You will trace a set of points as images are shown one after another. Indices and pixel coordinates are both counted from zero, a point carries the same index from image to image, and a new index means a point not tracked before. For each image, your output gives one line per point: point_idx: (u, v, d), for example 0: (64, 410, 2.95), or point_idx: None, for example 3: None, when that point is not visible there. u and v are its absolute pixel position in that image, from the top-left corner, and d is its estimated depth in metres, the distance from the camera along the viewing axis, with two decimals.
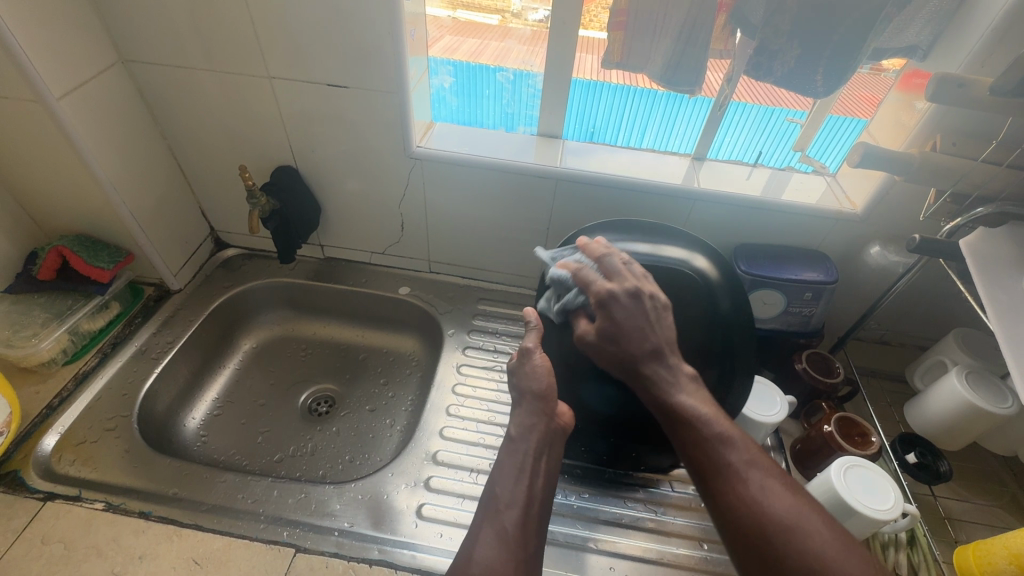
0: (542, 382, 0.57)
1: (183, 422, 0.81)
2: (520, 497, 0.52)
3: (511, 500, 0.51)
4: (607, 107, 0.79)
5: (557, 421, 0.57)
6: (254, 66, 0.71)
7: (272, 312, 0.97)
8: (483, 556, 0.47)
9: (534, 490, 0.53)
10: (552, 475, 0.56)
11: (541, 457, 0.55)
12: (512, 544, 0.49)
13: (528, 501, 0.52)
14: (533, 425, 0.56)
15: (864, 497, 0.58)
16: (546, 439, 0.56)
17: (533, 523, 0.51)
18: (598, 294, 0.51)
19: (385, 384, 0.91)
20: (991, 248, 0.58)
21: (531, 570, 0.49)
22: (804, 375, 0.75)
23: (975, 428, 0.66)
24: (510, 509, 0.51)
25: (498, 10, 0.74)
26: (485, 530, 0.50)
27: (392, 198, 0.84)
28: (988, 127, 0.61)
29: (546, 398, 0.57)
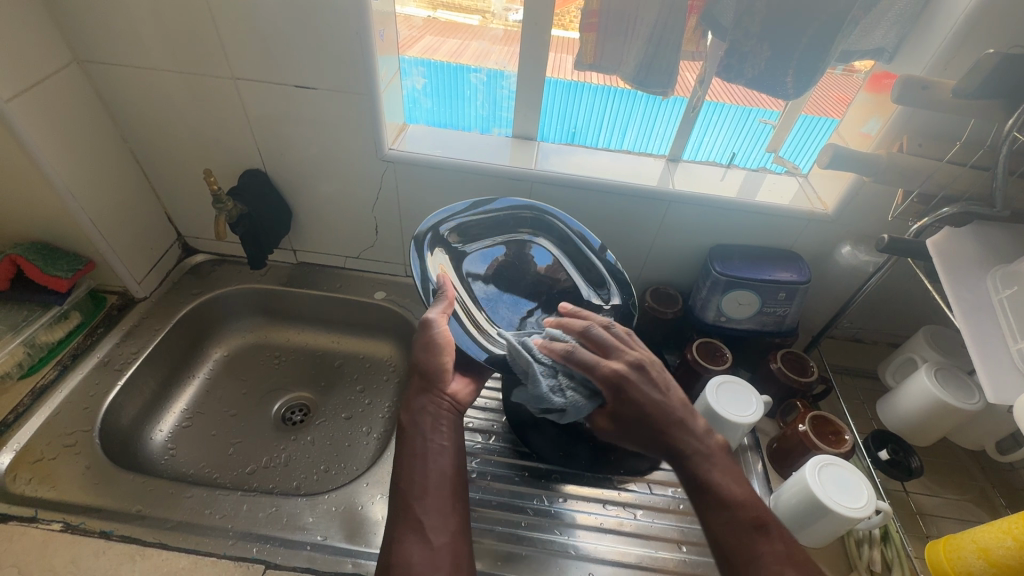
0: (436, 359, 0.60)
1: (150, 434, 0.78)
2: (430, 481, 0.52)
3: (422, 489, 0.52)
4: (589, 106, 0.78)
5: (452, 399, 0.59)
6: (218, 67, 0.68)
7: (244, 320, 0.94)
8: (404, 555, 0.47)
9: (443, 465, 0.54)
10: (458, 447, 0.56)
11: (437, 435, 0.56)
12: (429, 533, 0.49)
13: (429, 475, 0.53)
14: (425, 407, 0.58)
15: (839, 496, 0.59)
16: (441, 416, 0.58)
17: (451, 498, 0.52)
18: (605, 375, 0.55)
19: (361, 391, 0.90)
20: (958, 248, 0.59)
21: (462, 554, 0.49)
22: (779, 374, 0.75)
23: (943, 424, 0.67)
24: (422, 496, 0.51)
25: (478, 9, 0.74)
26: (404, 526, 0.49)
27: (364, 201, 0.83)
28: (953, 129, 0.62)
29: (434, 378, 0.59)
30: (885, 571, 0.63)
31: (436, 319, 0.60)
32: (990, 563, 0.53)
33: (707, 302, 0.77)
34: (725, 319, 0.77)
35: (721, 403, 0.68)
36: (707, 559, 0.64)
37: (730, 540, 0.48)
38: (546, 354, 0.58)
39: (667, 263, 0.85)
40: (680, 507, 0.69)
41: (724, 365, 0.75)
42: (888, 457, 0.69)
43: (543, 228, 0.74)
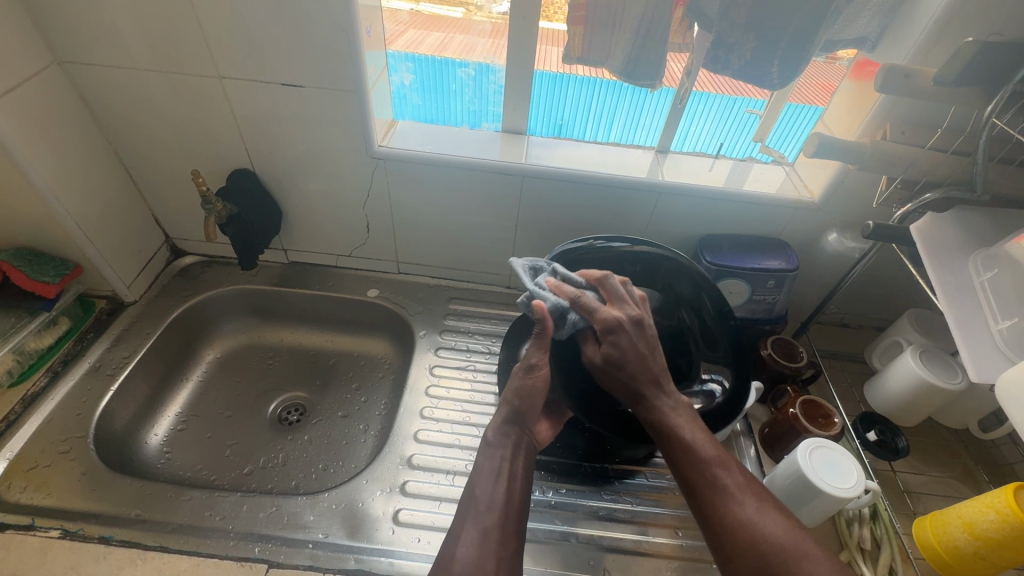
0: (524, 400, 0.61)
1: (145, 439, 0.78)
2: (498, 499, 0.54)
3: (489, 501, 0.54)
4: (574, 99, 0.78)
5: (533, 436, 0.62)
6: (202, 66, 0.67)
7: (236, 320, 0.94)
8: (464, 555, 0.49)
9: (512, 491, 0.56)
10: (529, 477, 0.58)
11: (516, 460, 0.58)
12: (492, 543, 0.51)
13: (502, 494, 0.55)
14: (514, 431, 0.61)
15: (828, 477, 0.61)
16: (523, 450, 0.60)
17: (514, 521, 0.53)
18: (604, 319, 0.54)
19: (357, 389, 0.90)
20: (939, 233, 0.60)
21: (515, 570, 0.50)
22: (770, 361, 0.76)
23: (928, 404, 0.69)
24: (488, 509, 0.53)
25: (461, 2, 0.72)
26: (467, 529, 0.52)
27: (356, 199, 0.82)
28: (934, 117, 0.63)
29: (523, 419, 0.62)
30: (875, 548, 0.64)
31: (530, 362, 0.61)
32: (975, 536, 0.55)
33: None
34: None
35: None
36: (704, 543, 0.66)
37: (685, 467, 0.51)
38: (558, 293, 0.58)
39: None
40: (677, 493, 0.70)
41: None
42: (877, 438, 0.71)
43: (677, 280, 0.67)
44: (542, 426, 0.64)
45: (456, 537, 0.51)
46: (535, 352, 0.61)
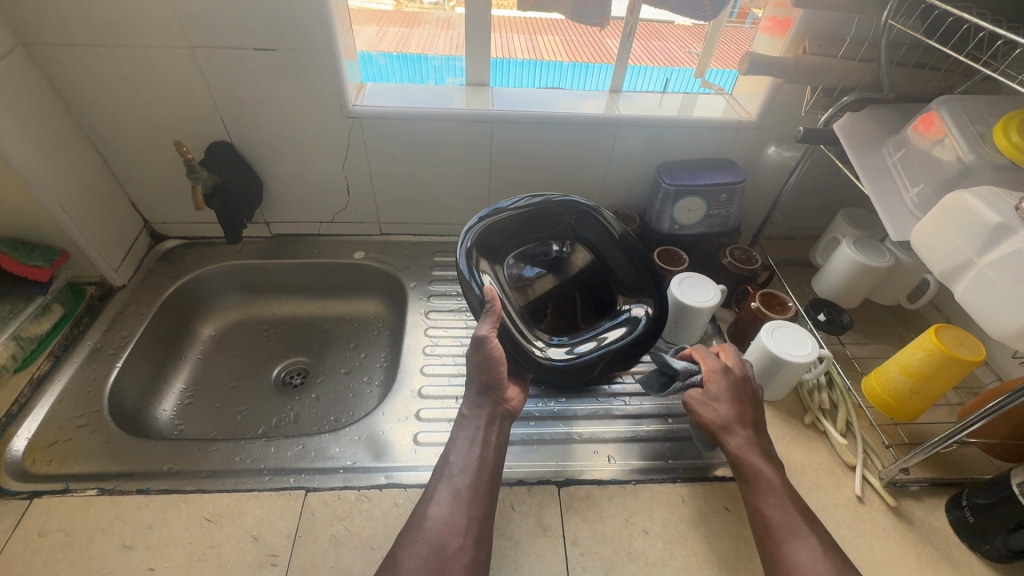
0: (493, 375, 0.64)
1: (155, 413, 0.80)
2: (471, 464, 0.59)
3: (463, 468, 0.59)
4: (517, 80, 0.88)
5: (506, 404, 0.65)
6: (172, 38, 0.69)
7: (226, 298, 0.96)
8: (437, 513, 0.55)
9: (486, 458, 0.60)
10: (502, 446, 0.63)
11: (490, 430, 0.62)
12: (463, 504, 0.56)
13: (471, 463, 0.59)
14: (487, 404, 0.64)
15: (788, 348, 0.71)
16: (500, 427, 0.64)
17: (485, 485, 0.58)
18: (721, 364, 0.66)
19: (356, 347, 0.95)
20: (858, 128, 0.70)
21: (486, 532, 0.55)
22: (730, 267, 0.85)
23: (864, 284, 0.80)
24: (461, 474, 0.58)
25: None
26: (441, 490, 0.57)
27: (334, 162, 0.86)
28: (844, 28, 0.73)
29: (494, 387, 0.65)
30: (833, 407, 0.75)
31: (488, 336, 0.61)
32: (911, 377, 0.66)
33: (661, 214, 0.86)
34: (679, 228, 0.87)
35: (686, 294, 0.79)
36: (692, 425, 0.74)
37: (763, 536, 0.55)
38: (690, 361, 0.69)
39: (622, 188, 0.94)
40: None
41: (682, 266, 0.85)
42: (826, 318, 0.81)
43: (586, 226, 0.73)
44: (514, 391, 0.67)
45: (430, 497, 0.57)
46: (490, 326, 0.62)
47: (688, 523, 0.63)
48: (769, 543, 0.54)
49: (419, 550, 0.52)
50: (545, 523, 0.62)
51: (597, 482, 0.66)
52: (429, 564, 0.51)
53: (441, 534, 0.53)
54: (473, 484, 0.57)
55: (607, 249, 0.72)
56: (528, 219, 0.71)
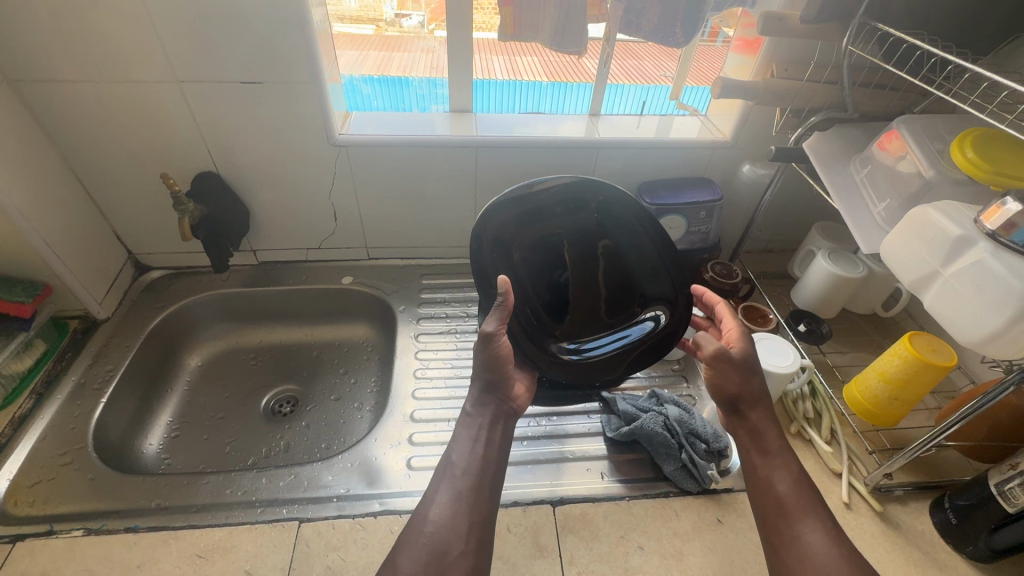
0: (499, 373, 0.62)
1: (141, 448, 0.79)
2: (473, 466, 0.57)
3: (465, 469, 0.56)
4: (497, 101, 0.90)
5: (511, 402, 0.64)
6: (159, 73, 0.70)
7: (212, 327, 0.95)
8: (437, 515, 0.52)
9: (488, 458, 0.58)
10: (504, 447, 0.60)
11: (493, 430, 0.60)
12: (465, 507, 0.53)
13: (473, 462, 0.57)
14: (490, 402, 0.62)
15: (771, 360, 0.73)
16: (502, 426, 0.62)
17: (487, 487, 0.56)
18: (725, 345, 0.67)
19: (345, 372, 0.94)
20: (826, 146, 0.73)
21: (488, 537, 0.53)
22: (712, 282, 0.88)
23: (840, 295, 0.83)
24: (463, 475, 0.56)
25: (372, 20, 0.83)
26: (442, 490, 0.54)
27: (321, 190, 0.87)
28: (808, 53, 0.77)
29: (500, 386, 0.63)
30: (817, 416, 0.77)
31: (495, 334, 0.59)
32: (889, 384, 0.68)
33: None
34: None
35: None
36: None
37: (776, 526, 0.54)
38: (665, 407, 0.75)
39: None
40: None
41: None
42: (806, 328, 0.84)
43: (611, 214, 0.65)
44: (519, 388, 0.65)
45: (431, 498, 0.54)
46: (497, 322, 0.59)
47: (682, 537, 0.64)
48: (783, 530, 0.53)
49: (419, 551, 0.50)
50: (541, 544, 0.62)
51: (592, 500, 0.67)
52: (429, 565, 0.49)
53: (442, 538, 0.50)
54: (474, 486, 0.55)
55: (631, 243, 0.66)
56: (545, 208, 0.63)
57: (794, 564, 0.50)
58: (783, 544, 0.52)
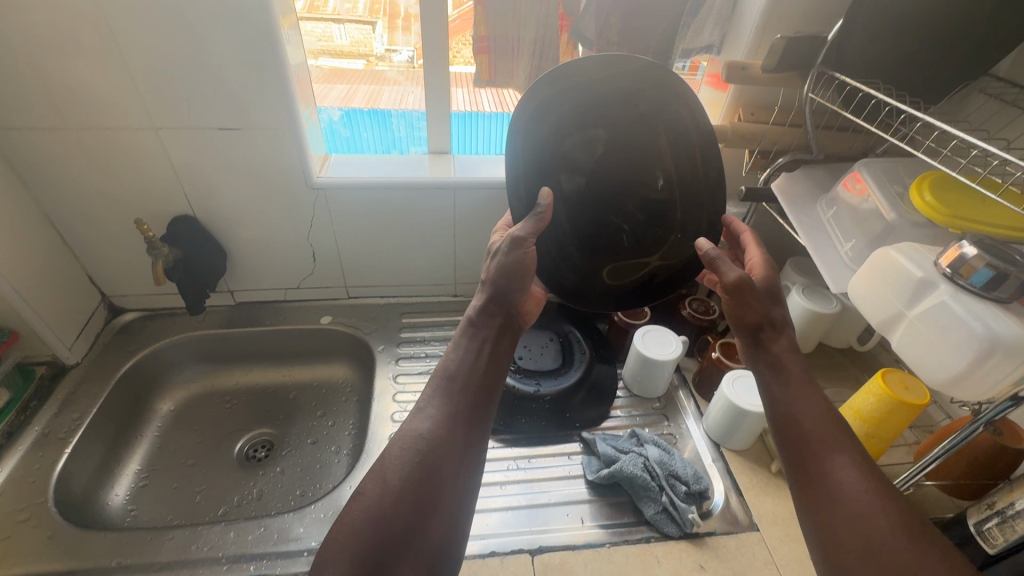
0: (517, 282, 0.58)
1: (106, 499, 0.76)
2: (468, 379, 0.53)
3: (459, 382, 0.52)
4: (484, 133, 0.92)
5: (522, 317, 0.61)
6: (136, 120, 0.71)
7: (186, 370, 0.93)
8: (427, 430, 0.48)
9: (486, 374, 0.54)
10: (504, 365, 0.56)
11: (493, 346, 0.56)
12: (457, 424, 0.50)
13: (470, 379, 0.53)
14: (498, 309, 0.57)
15: (748, 398, 0.73)
16: (505, 339, 0.58)
17: (481, 406, 0.52)
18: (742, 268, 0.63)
19: (323, 415, 0.93)
20: (793, 188, 0.76)
21: (478, 460, 0.50)
22: (690, 318, 0.89)
23: (815, 329, 0.84)
24: (457, 390, 0.52)
25: (360, 54, 0.88)
26: (435, 404, 0.50)
27: (299, 231, 0.87)
28: (771, 98, 0.80)
29: (512, 296, 0.58)
30: None
31: (524, 238, 0.57)
32: (864, 421, 0.68)
33: None
34: None
35: (648, 348, 0.82)
36: None
37: (794, 452, 0.50)
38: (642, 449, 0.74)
39: None
40: None
41: (644, 319, 0.88)
42: None
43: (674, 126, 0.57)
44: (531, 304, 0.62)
45: (422, 408, 0.51)
46: (526, 228, 0.57)
47: None
48: (807, 462, 0.49)
49: (406, 463, 0.46)
50: None
51: (571, 547, 0.65)
52: (417, 481, 0.45)
53: (432, 455, 0.47)
54: (469, 408, 0.51)
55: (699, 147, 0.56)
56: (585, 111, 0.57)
57: (817, 488, 0.47)
58: (806, 469, 0.48)
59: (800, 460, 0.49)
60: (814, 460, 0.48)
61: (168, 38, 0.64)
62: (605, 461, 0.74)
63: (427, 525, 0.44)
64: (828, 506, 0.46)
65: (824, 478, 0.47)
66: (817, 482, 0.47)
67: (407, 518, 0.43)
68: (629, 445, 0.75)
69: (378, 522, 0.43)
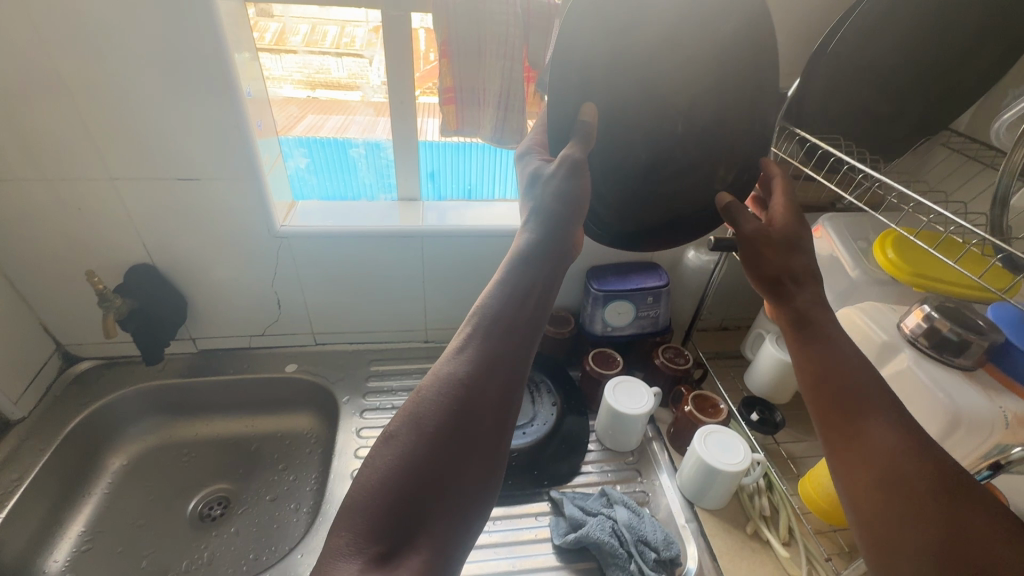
0: (569, 210, 0.49)
1: (43, 567, 0.71)
2: (507, 320, 0.44)
3: (495, 325, 0.43)
4: (480, 164, 0.90)
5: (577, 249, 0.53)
6: (93, 171, 0.70)
7: (143, 422, 0.89)
8: (455, 379, 0.41)
9: (526, 312, 0.45)
10: (549, 304, 0.46)
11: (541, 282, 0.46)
12: (488, 374, 0.42)
13: (509, 321, 0.44)
14: (549, 239, 0.48)
15: (721, 456, 0.70)
16: (556, 272, 0.48)
17: (518, 350, 0.44)
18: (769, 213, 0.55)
19: (284, 469, 0.89)
20: None
21: (509, 420, 0.42)
22: (663, 368, 0.86)
23: (790, 380, 0.83)
24: (490, 334, 0.43)
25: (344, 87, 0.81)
26: (468, 349, 0.43)
27: (264, 278, 0.85)
28: None
29: (565, 221, 0.49)
30: (774, 513, 0.73)
31: (575, 167, 0.48)
32: None
33: (593, 316, 0.88)
34: (611, 330, 0.89)
35: (619, 400, 0.79)
36: None
37: (825, 399, 0.48)
38: (610, 510, 0.71)
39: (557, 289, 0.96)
40: None
41: (616, 368, 0.86)
42: (758, 417, 0.80)
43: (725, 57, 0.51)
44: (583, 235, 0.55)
45: (453, 352, 0.43)
46: (578, 152, 0.49)
47: None
48: (845, 415, 0.46)
49: (430, 421, 0.39)
50: None
51: None
52: (445, 429, 0.39)
53: (457, 411, 0.40)
54: (511, 340, 0.44)
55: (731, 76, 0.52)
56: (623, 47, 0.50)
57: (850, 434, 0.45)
58: (839, 420, 0.46)
59: (834, 409, 0.47)
60: (848, 411, 0.46)
61: (124, 92, 0.64)
62: (569, 525, 0.70)
63: (456, 475, 0.39)
64: (862, 451, 0.44)
65: (859, 423, 0.45)
66: (854, 433, 0.45)
67: (428, 481, 0.38)
68: (596, 505, 0.72)
69: (403, 476, 0.37)
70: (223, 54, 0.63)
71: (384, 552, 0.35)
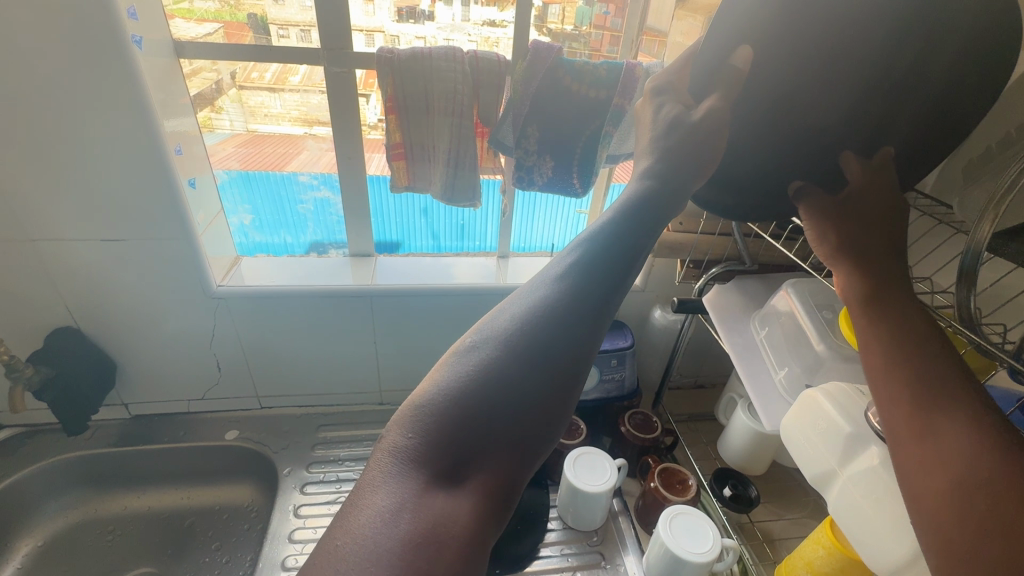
0: (697, 153, 0.38)
1: None
2: (605, 244, 0.33)
3: (590, 250, 0.33)
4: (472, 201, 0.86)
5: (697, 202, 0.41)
6: (8, 231, 0.65)
7: (64, 496, 0.82)
8: (535, 303, 0.31)
9: (633, 240, 0.33)
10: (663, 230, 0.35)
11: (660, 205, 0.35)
12: (573, 306, 0.31)
13: (609, 244, 0.33)
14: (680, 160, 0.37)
15: (688, 545, 0.63)
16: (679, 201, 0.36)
17: (611, 286, 0.32)
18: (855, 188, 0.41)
19: (217, 549, 0.81)
20: (725, 301, 0.70)
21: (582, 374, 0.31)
22: (628, 436, 0.80)
23: (765, 450, 0.77)
24: (582, 259, 0.32)
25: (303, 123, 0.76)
26: (555, 271, 0.32)
27: (201, 340, 0.79)
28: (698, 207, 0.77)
29: (700, 155, 0.38)
30: None
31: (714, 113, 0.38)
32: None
33: None
34: None
35: (579, 476, 0.73)
36: None
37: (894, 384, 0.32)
38: None
39: None
40: None
41: (579, 438, 0.80)
42: (731, 493, 0.73)
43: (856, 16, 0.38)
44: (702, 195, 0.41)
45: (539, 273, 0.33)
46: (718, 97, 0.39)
47: None
48: (924, 402, 0.30)
49: (503, 343, 0.30)
50: None
51: None
52: (532, 351, 0.30)
53: (528, 342, 0.30)
54: (631, 252, 0.33)
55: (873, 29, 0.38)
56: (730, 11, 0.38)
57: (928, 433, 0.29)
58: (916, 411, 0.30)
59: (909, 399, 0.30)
60: (927, 400, 0.30)
61: (41, 152, 0.60)
62: None
63: (543, 412, 0.29)
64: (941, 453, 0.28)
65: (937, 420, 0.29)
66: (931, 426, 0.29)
67: (484, 418, 0.28)
68: None
69: (479, 390, 0.29)
70: (145, 111, 0.60)
71: (444, 478, 0.27)
